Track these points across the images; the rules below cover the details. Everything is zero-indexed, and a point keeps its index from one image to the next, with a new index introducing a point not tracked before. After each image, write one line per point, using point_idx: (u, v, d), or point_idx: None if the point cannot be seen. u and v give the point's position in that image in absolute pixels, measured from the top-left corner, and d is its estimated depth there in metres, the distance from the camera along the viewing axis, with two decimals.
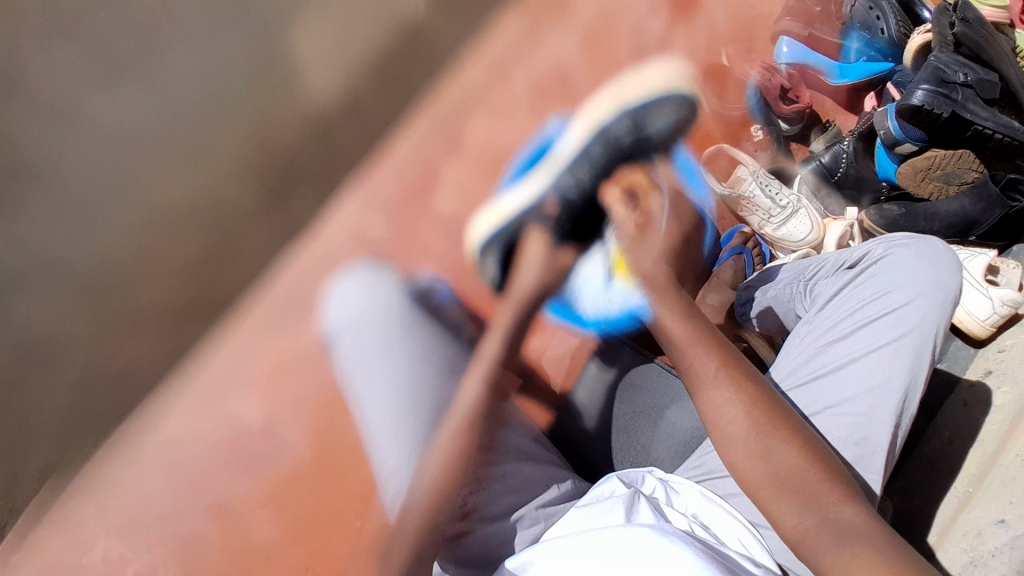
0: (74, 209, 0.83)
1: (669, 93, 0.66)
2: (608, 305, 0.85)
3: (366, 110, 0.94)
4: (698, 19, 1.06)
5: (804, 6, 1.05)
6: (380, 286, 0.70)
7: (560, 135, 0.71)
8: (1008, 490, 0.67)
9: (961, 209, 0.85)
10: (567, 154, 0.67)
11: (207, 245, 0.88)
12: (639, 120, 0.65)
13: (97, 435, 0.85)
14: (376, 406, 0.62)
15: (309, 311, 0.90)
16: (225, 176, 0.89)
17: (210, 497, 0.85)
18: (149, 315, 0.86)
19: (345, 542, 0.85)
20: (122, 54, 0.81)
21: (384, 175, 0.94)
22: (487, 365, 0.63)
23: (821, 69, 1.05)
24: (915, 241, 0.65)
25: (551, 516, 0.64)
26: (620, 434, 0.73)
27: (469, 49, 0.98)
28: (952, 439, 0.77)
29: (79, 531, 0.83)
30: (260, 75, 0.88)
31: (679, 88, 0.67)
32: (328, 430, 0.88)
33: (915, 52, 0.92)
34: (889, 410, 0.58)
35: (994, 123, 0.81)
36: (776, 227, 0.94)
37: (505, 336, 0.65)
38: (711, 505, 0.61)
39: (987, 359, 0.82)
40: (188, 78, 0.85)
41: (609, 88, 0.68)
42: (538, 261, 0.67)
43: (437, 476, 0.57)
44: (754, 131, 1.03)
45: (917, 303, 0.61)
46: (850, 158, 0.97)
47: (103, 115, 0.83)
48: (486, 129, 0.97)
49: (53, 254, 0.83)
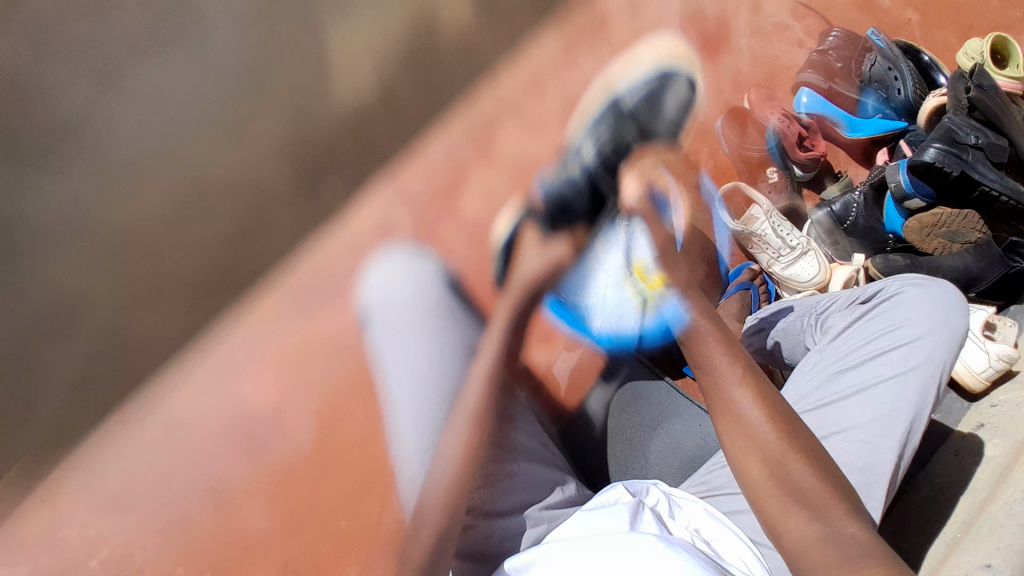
0: (100, 167, 0.87)
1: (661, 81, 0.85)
2: (621, 319, 0.93)
3: (408, 106, 0.97)
4: (724, 61, 1.09)
5: (823, 60, 1.07)
6: (418, 269, 0.74)
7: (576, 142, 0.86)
8: (994, 536, 0.69)
9: (963, 265, 0.90)
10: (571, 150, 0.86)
11: (233, 225, 0.91)
12: (624, 110, 0.81)
13: (106, 405, 0.87)
14: (401, 387, 0.65)
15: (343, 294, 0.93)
16: (258, 161, 0.92)
17: (211, 477, 0.88)
18: (169, 287, 0.89)
19: (362, 520, 0.89)
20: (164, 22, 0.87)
21: (414, 176, 0.97)
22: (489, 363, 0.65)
23: (836, 121, 1.09)
24: (928, 282, 0.69)
25: (554, 519, 0.66)
26: (625, 444, 0.77)
27: (509, 63, 1.02)
28: (942, 487, 0.79)
29: (61, 501, 0.85)
30: (285, 65, 0.93)
31: (667, 71, 0.89)
32: (332, 420, 0.90)
33: (931, 112, 0.97)
34: (893, 440, 0.62)
35: (1000, 185, 0.86)
36: (784, 266, 0.98)
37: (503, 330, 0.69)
38: (714, 521, 0.62)
39: (979, 413, 0.85)
40: (218, 47, 0.90)
41: (604, 90, 0.93)
42: (536, 250, 0.77)
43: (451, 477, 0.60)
44: (769, 172, 1.07)
45: (928, 339, 0.65)
46: (860, 208, 1.00)
47: (120, 59, 0.86)
48: (517, 141, 0.99)
49: (83, 209, 0.86)
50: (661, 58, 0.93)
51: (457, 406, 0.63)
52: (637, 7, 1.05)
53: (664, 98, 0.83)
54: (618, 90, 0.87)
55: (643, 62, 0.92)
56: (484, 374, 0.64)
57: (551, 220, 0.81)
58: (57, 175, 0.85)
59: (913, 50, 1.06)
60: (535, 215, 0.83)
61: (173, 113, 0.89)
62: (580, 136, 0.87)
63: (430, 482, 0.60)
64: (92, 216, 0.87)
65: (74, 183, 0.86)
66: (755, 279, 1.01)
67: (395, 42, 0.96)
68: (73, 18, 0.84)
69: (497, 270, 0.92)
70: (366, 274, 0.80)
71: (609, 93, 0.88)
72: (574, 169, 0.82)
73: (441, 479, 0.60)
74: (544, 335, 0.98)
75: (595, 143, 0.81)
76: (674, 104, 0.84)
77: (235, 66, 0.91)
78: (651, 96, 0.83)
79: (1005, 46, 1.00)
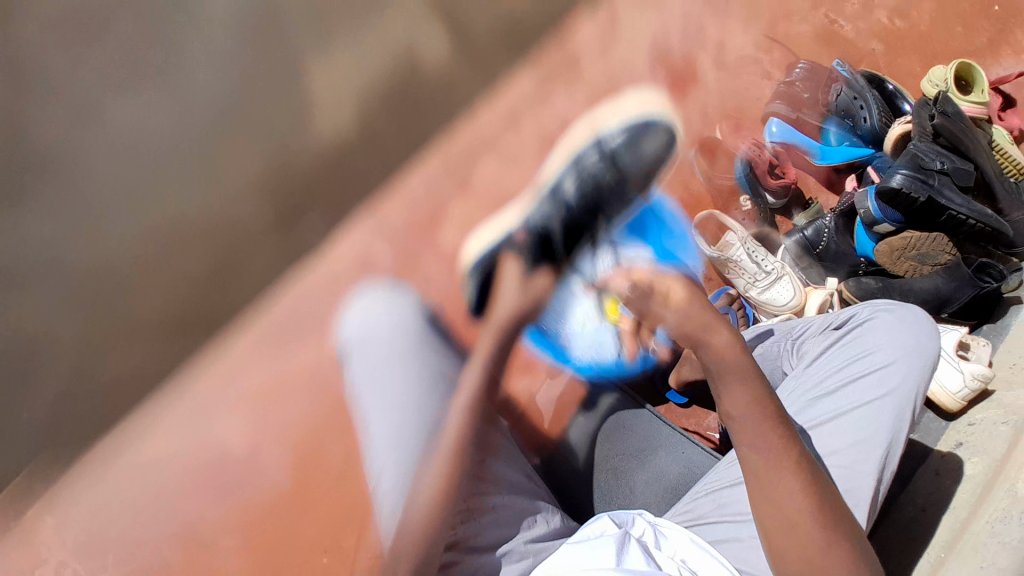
0: (74, 206, 0.79)
1: (649, 122, 0.83)
2: (602, 346, 0.94)
3: (385, 142, 0.99)
4: (693, 94, 1.11)
5: (790, 90, 1.11)
6: (397, 302, 0.76)
7: (548, 168, 0.83)
8: (978, 555, 0.69)
9: (934, 286, 0.92)
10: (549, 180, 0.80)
11: (209, 264, 0.88)
12: (611, 152, 0.78)
13: (75, 448, 0.85)
14: (379, 422, 0.65)
15: (320, 330, 0.96)
16: (232, 195, 0.89)
17: (183, 521, 0.90)
18: (136, 326, 0.85)
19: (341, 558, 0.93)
20: (135, 54, 0.79)
21: (392, 209, 1.00)
22: (471, 402, 0.64)
23: (805, 149, 1.11)
24: (899, 307, 0.70)
25: (539, 552, 0.65)
26: (609, 474, 0.76)
27: (484, 98, 1.04)
28: (924, 507, 0.80)
29: (35, 544, 0.85)
30: (258, 102, 0.88)
31: (654, 120, 0.84)
32: (310, 462, 0.95)
33: (897, 138, 1.00)
34: (872, 464, 0.62)
35: (966, 209, 0.88)
36: (760, 291, 0.99)
37: (483, 369, 0.66)
38: (700, 551, 0.62)
39: (957, 431, 0.86)
40: (205, 86, 0.84)
41: (590, 118, 0.85)
42: (516, 286, 0.72)
43: (425, 509, 0.59)
44: (742, 201, 1.09)
45: (900, 364, 0.66)
46: (832, 233, 1.02)
47: (96, 99, 0.77)
48: (494, 172, 1.04)
49: (59, 254, 0.79)
50: (655, 105, 0.87)
51: (439, 434, 0.62)
52: (607, 42, 1.09)
53: (642, 150, 0.80)
54: (604, 125, 0.82)
55: (635, 104, 0.86)
56: (463, 407, 0.63)
57: (532, 257, 0.73)
58: (31, 208, 0.77)
59: (877, 79, 1.09)
60: (511, 246, 0.76)
61: (154, 150, 0.83)
62: (554, 166, 0.81)
63: (411, 508, 0.59)
64: (53, 257, 0.79)
65: (46, 226, 0.78)
66: (733, 304, 1.02)
67: (377, 75, 0.96)
68: (53, 50, 0.74)
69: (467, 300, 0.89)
70: (343, 313, 0.80)
71: (593, 124, 0.82)
72: (555, 206, 0.76)
73: (418, 515, 0.59)
74: (526, 365, 0.99)
75: (579, 181, 0.76)
76: (657, 144, 0.82)
77: (217, 97, 0.85)
78: (632, 140, 0.80)
79: (970, 72, 1.03)
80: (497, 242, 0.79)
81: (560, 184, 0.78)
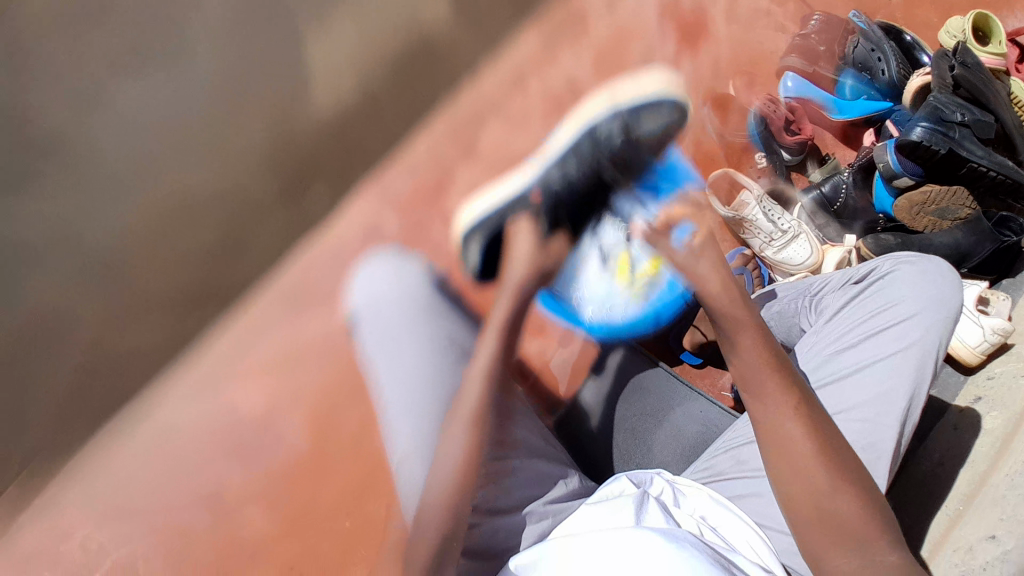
0: (102, 185, 0.90)
1: (660, 100, 0.78)
2: (611, 308, 0.93)
3: (386, 109, 0.99)
4: (704, 48, 1.08)
5: (806, 43, 1.07)
6: (408, 268, 0.75)
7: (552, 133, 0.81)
8: (997, 507, 0.71)
9: (954, 241, 0.91)
10: (558, 149, 0.77)
11: (221, 230, 0.93)
12: (629, 126, 0.75)
13: (95, 419, 0.90)
14: (395, 391, 0.65)
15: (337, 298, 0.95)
16: (241, 168, 0.94)
17: (206, 487, 0.91)
18: (152, 291, 0.91)
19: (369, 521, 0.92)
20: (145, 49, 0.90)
21: (396, 176, 0.99)
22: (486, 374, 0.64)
23: (820, 104, 1.09)
24: (920, 260, 0.70)
25: (559, 513, 0.66)
26: (627, 435, 0.77)
27: (487, 60, 1.03)
28: (943, 461, 0.79)
29: (62, 517, 0.88)
30: (257, 82, 0.94)
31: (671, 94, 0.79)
32: (326, 424, 0.93)
33: (915, 91, 0.98)
34: (894, 417, 0.62)
35: (988, 161, 0.86)
36: (776, 250, 0.98)
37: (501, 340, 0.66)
38: (719, 507, 0.63)
39: (976, 385, 0.86)
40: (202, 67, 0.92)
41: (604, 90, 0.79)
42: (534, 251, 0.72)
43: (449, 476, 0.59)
44: (756, 158, 1.08)
45: (922, 316, 0.65)
46: (850, 189, 1.02)
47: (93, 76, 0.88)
48: (500, 135, 1.00)
49: (70, 228, 0.89)
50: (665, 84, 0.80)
51: (460, 405, 0.62)
52: None
53: (658, 124, 0.77)
54: (621, 98, 0.77)
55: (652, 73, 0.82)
56: (483, 377, 0.63)
57: (544, 219, 0.74)
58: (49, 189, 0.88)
59: (894, 30, 1.06)
60: (529, 212, 0.74)
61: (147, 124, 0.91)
62: (565, 133, 0.78)
63: (434, 475, 0.59)
64: (73, 235, 0.90)
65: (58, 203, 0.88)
66: (748, 264, 1.02)
67: (374, 45, 0.97)
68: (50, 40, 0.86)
69: (469, 264, 0.85)
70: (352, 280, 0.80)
71: (611, 96, 0.77)
72: (571, 166, 0.74)
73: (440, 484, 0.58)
74: (539, 329, 0.97)
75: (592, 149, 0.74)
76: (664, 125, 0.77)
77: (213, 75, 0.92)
78: (641, 117, 0.76)
79: (987, 23, 1.00)
80: (508, 202, 0.78)
81: (565, 158, 0.75)
